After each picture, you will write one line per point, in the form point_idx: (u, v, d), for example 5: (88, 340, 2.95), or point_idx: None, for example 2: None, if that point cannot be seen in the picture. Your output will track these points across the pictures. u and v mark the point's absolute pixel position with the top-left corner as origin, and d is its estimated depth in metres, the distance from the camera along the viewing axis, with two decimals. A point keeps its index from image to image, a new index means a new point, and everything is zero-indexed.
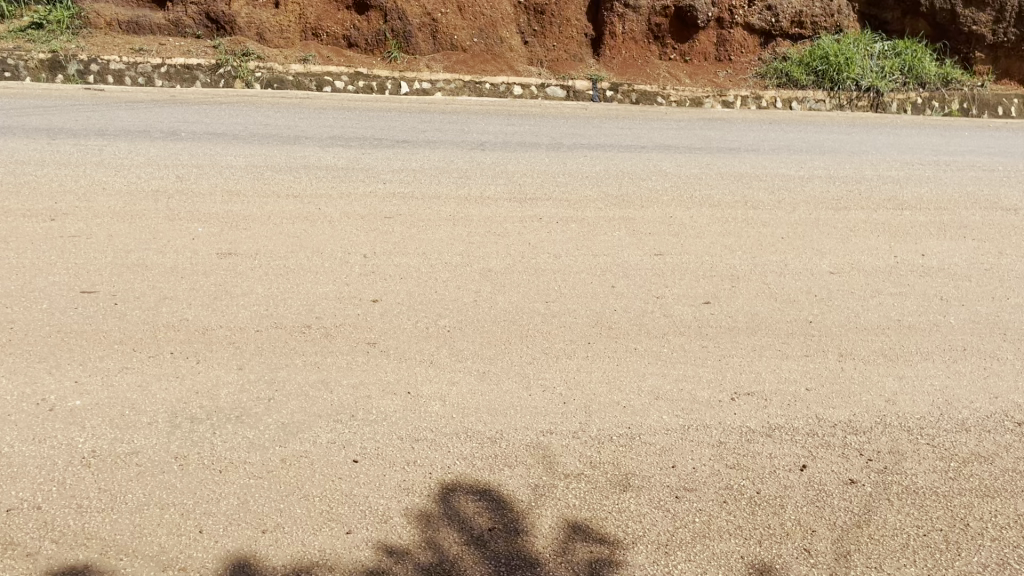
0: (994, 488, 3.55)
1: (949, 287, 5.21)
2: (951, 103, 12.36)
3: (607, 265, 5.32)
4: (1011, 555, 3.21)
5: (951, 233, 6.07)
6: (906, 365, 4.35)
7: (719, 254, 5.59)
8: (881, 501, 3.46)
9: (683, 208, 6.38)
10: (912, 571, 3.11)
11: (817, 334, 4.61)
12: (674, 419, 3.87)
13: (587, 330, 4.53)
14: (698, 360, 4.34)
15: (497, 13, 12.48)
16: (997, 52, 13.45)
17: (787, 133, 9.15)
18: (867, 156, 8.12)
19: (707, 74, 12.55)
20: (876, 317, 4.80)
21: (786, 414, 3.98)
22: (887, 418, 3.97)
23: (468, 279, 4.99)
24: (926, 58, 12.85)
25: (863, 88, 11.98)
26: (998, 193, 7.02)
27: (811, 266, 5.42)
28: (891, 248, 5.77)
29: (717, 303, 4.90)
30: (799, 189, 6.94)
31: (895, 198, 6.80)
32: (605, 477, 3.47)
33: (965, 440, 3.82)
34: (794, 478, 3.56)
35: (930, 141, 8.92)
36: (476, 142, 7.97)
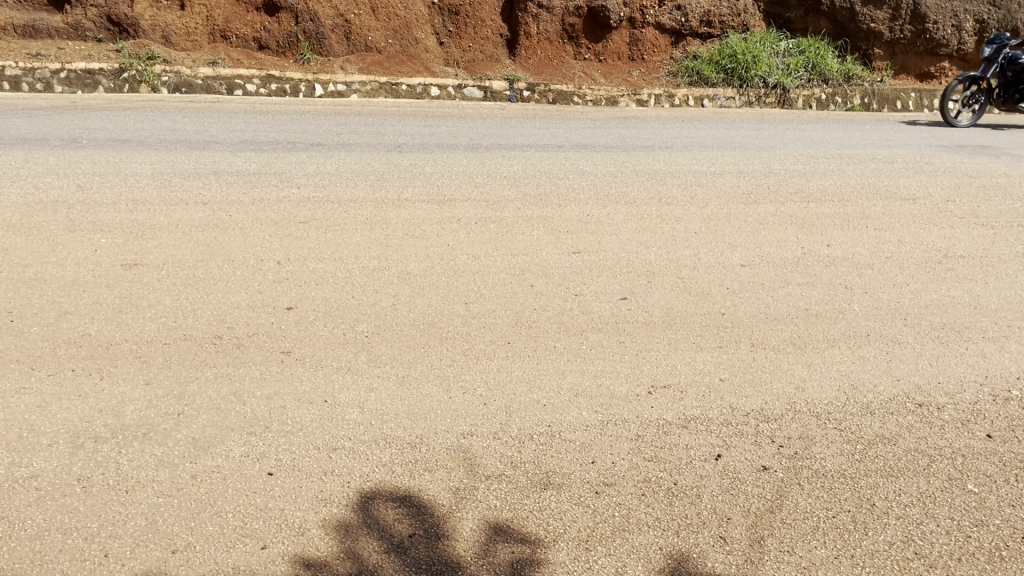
0: (897, 467, 3.58)
1: (853, 275, 5.43)
2: (853, 98, 12.67)
3: (525, 265, 5.39)
4: (916, 532, 3.23)
5: (855, 224, 6.30)
6: (814, 352, 4.49)
7: (635, 250, 5.72)
8: (792, 486, 3.46)
9: (600, 206, 6.49)
10: (823, 553, 3.11)
11: (729, 325, 4.75)
12: (594, 415, 3.87)
13: (506, 330, 4.58)
14: (616, 355, 4.41)
15: (412, 14, 12.50)
16: (895, 48, 13.84)
17: (699, 129, 9.34)
18: (775, 151, 8.33)
19: (621, 73, 12.77)
20: (785, 307, 4.98)
21: (701, 404, 4.01)
22: (798, 404, 4.02)
23: (386, 283, 5.01)
24: (829, 55, 13.18)
25: (770, 85, 12.31)
26: (898, 183, 7.27)
27: (724, 260, 5.61)
28: (798, 240, 5.98)
29: (633, 299, 5.02)
30: (711, 184, 7.14)
31: (801, 190, 7.03)
32: (526, 476, 3.44)
33: (870, 423, 3.88)
34: (710, 468, 3.55)
35: (833, 136, 9.17)
36: (393, 144, 8.00)
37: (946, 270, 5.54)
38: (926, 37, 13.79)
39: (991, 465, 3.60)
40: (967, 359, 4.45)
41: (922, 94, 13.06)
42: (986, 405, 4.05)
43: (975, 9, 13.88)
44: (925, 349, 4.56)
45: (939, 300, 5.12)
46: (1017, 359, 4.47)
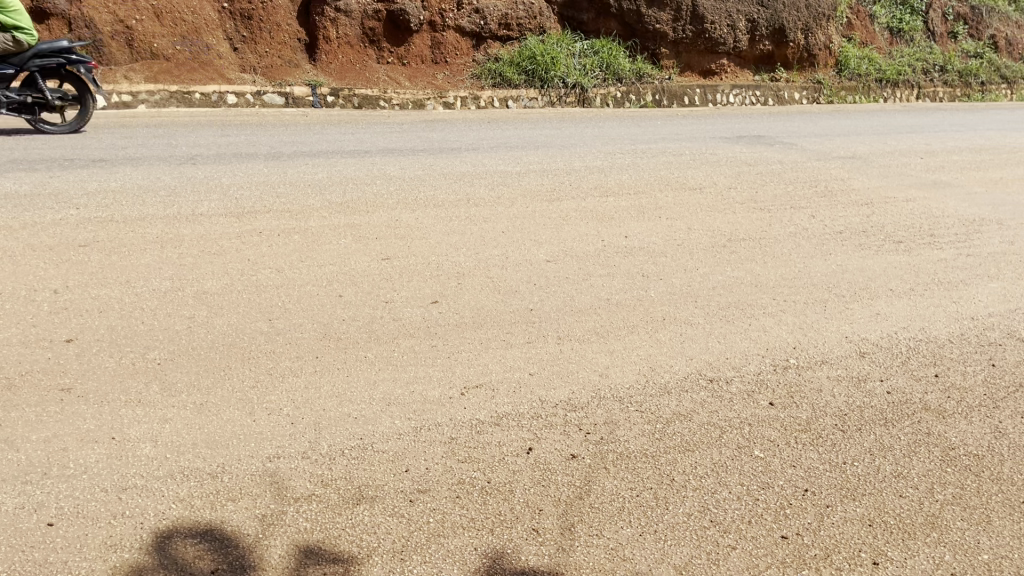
0: (693, 442, 3.79)
1: (649, 264, 5.73)
2: (645, 95, 13.42)
3: (333, 275, 5.24)
4: (712, 501, 3.42)
5: (649, 215, 6.66)
6: (615, 339, 4.70)
7: (445, 253, 5.72)
8: (598, 471, 3.57)
9: (408, 211, 6.45)
10: (629, 532, 3.23)
11: (536, 321, 4.86)
12: (406, 422, 3.81)
13: (313, 345, 4.42)
14: (429, 360, 4.36)
15: (200, 19, 11.91)
16: (679, 47, 14.56)
17: (504, 130, 9.52)
18: (576, 149, 8.62)
19: (426, 76, 12.84)
20: (588, 299, 5.16)
21: (511, 401, 4.06)
22: (602, 391, 4.18)
23: (180, 305, 4.73)
24: (621, 55, 13.80)
25: (569, 85, 12.80)
26: (686, 175, 7.74)
27: (530, 257, 5.75)
28: (598, 232, 6.25)
29: (444, 302, 5.01)
30: (516, 183, 7.30)
31: (601, 185, 7.34)
32: (338, 493, 3.34)
33: (667, 402, 4.10)
34: (521, 462, 3.60)
35: (628, 132, 9.65)
36: (186, 156, 7.55)
37: (729, 253, 5.98)
38: (706, 36, 14.65)
39: (774, 430, 3.89)
40: (750, 334, 4.81)
41: (706, 90, 13.99)
42: (767, 374, 4.39)
43: (746, 10, 15.02)
44: (715, 327, 4.88)
45: (725, 281, 5.51)
46: (792, 330, 4.88)
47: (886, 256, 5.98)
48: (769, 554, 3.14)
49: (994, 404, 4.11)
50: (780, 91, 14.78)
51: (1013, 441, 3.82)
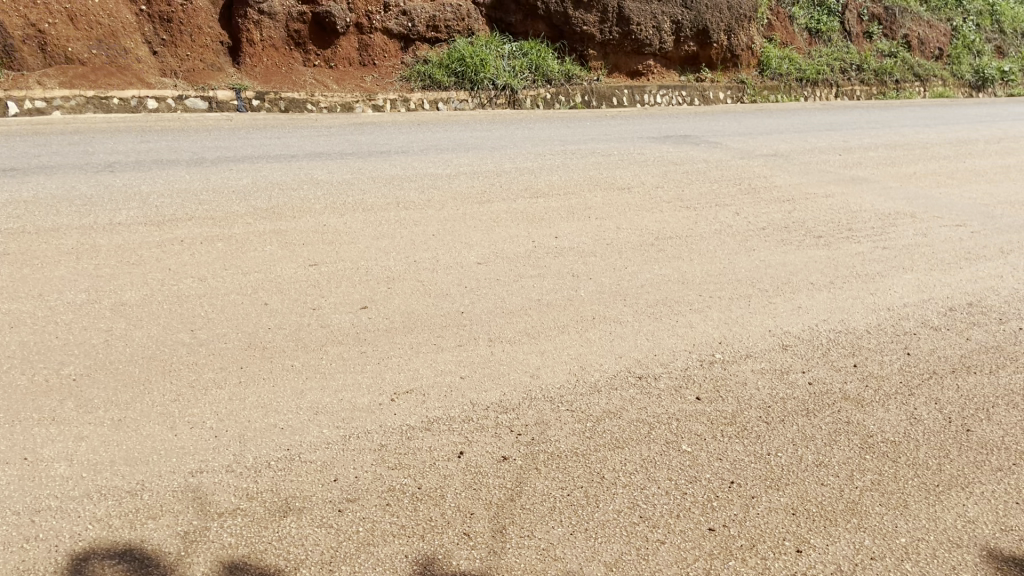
0: (622, 439, 3.82)
1: (579, 264, 5.77)
2: (575, 96, 13.53)
3: (258, 283, 5.13)
4: (641, 497, 3.45)
5: (579, 215, 6.72)
6: (546, 339, 4.71)
7: (374, 257, 5.65)
8: (530, 472, 3.56)
9: (336, 215, 6.36)
10: (560, 532, 3.22)
11: (468, 323, 4.82)
12: (335, 431, 3.75)
13: (238, 355, 4.32)
14: (358, 367, 4.29)
15: (117, 22, 11.57)
16: (607, 49, 14.69)
17: (435, 133, 9.47)
18: (506, 150, 8.64)
19: (354, 79, 12.70)
20: (519, 300, 5.16)
21: (443, 404, 4.01)
22: (533, 392, 4.17)
23: (97, 317, 4.57)
24: (549, 56, 13.90)
25: (498, 87, 12.85)
26: (615, 175, 7.83)
27: (461, 259, 5.72)
28: (528, 233, 6.27)
29: (373, 306, 4.94)
30: (447, 186, 7.26)
31: (531, 187, 7.36)
32: (264, 506, 3.26)
33: (598, 401, 4.13)
34: (452, 466, 3.56)
35: (557, 133, 9.71)
36: (104, 164, 7.31)
37: (657, 251, 6.07)
38: (632, 38, 14.81)
39: (701, 425, 3.95)
40: (677, 331, 4.89)
41: (634, 91, 14.18)
42: (695, 369, 4.47)
43: (671, 11, 15.21)
44: (643, 325, 4.94)
45: (653, 279, 5.58)
46: (718, 325, 4.97)
47: (807, 251, 6.15)
48: (697, 547, 3.18)
49: (909, 392, 4.26)
50: (705, 91, 15.09)
51: (927, 427, 3.96)
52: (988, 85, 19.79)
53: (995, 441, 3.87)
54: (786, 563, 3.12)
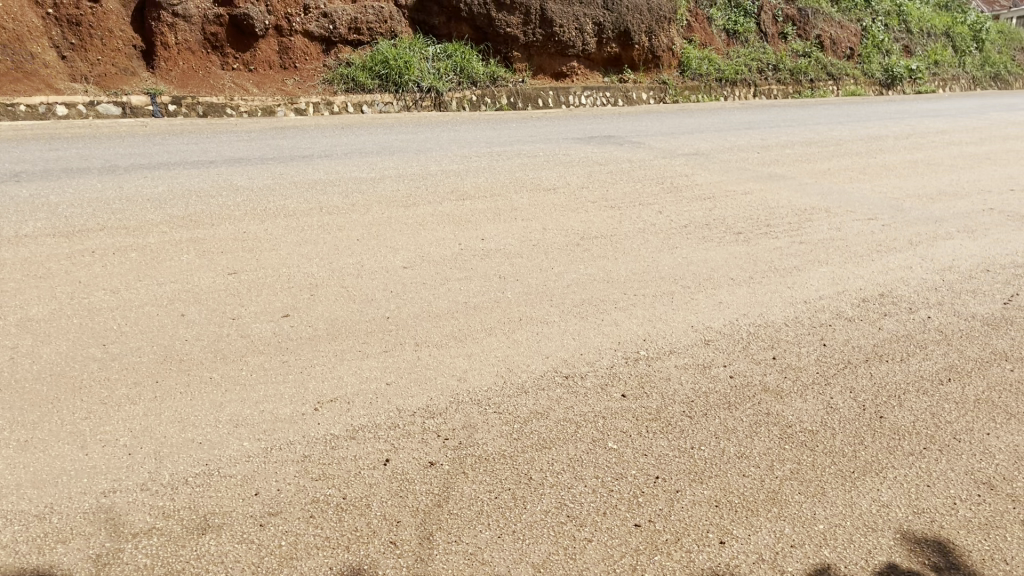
0: (549, 439, 3.82)
1: (505, 265, 5.76)
2: (500, 98, 13.56)
3: (175, 294, 4.97)
4: (568, 496, 3.44)
5: (505, 217, 6.71)
6: (473, 342, 4.67)
7: (296, 264, 5.54)
8: (457, 476, 3.51)
9: (257, 221, 6.22)
10: (488, 536, 3.18)
11: (393, 328, 4.75)
12: (256, 444, 3.65)
13: (154, 369, 4.18)
14: (279, 377, 4.19)
15: (22, 26, 11.06)
16: (530, 51, 14.77)
17: (358, 136, 9.35)
18: (431, 153, 8.59)
19: (275, 82, 12.46)
20: (445, 303, 5.12)
21: (368, 412, 3.94)
22: (460, 395, 4.12)
23: (2, 334, 4.36)
24: (473, 58, 13.91)
25: (423, 89, 12.80)
26: (540, 176, 7.87)
27: (386, 264, 5.65)
28: (454, 236, 6.24)
29: (296, 314, 4.84)
30: (371, 190, 7.17)
31: (457, 189, 7.32)
32: (181, 524, 3.16)
33: (525, 402, 4.12)
34: (378, 475, 3.49)
35: (483, 135, 9.70)
36: (9, 173, 6.99)
37: (583, 251, 6.11)
38: (556, 39, 14.89)
39: (627, 422, 3.99)
40: (603, 329, 4.93)
41: (559, 92, 14.29)
42: (620, 367, 4.51)
43: (592, 13, 15.35)
44: (569, 325, 4.97)
45: (578, 279, 5.62)
46: (642, 323, 5.04)
47: (728, 247, 6.28)
48: (623, 544, 3.19)
49: (825, 381, 4.39)
50: (628, 92, 15.31)
51: (843, 416, 4.08)
52: (897, 83, 20.63)
53: (907, 426, 4.00)
54: (711, 555, 3.15)
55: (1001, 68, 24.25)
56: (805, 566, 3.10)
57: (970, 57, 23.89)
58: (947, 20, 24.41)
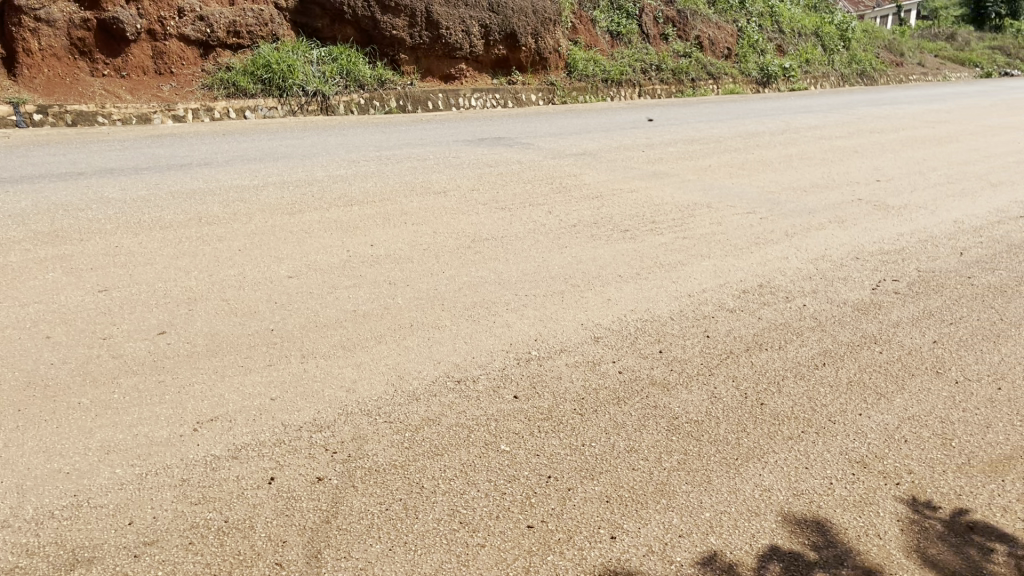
0: (441, 446, 3.77)
1: (395, 271, 5.68)
2: (389, 101, 13.44)
3: (39, 315, 4.67)
4: (461, 502, 3.39)
5: (394, 221, 6.63)
6: (363, 351, 4.58)
7: (173, 278, 5.30)
8: (346, 490, 3.41)
9: (131, 235, 5.93)
10: (378, 549, 3.10)
11: (278, 341, 4.60)
12: (130, 470, 3.47)
13: (15, 396, 3.90)
14: (155, 398, 3.99)
15: None
16: (417, 53, 14.67)
17: (240, 143, 9.05)
18: (318, 158, 8.40)
19: (150, 88, 11.93)
20: (333, 312, 5.00)
21: (251, 430, 3.80)
22: (349, 407, 4.03)
23: None
24: (360, 61, 13.70)
25: (309, 93, 12.56)
26: (430, 179, 7.82)
27: (270, 274, 5.47)
28: (341, 242, 6.11)
29: (173, 331, 4.63)
30: (254, 198, 6.94)
31: (343, 195, 7.17)
32: (47, 562, 2.95)
33: (416, 409, 4.06)
34: (263, 494, 3.37)
35: (371, 139, 9.56)
36: None
37: (474, 253, 6.10)
38: (443, 41, 14.84)
39: (519, 423, 3.99)
40: (494, 331, 4.92)
41: (448, 95, 14.25)
42: (511, 368, 4.51)
43: (478, 15, 15.35)
44: (461, 328, 4.94)
45: (469, 281, 5.60)
46: (533, 323, 5.06)
47: (616, 244, 6.39)
48: (517, 546, 3.16)
49: (709, 372, 4.52)
50: (518, 93, 15.43)
51: (726, 404, 4.20)
52: (772, 82, 21.57)
53: (786, 411, 4.16)
54: (602, 551, 3.17)
55: (865, 65, 25.68)
56: (692, 555, 3.16)
57: (838, 55, 25.20)
58: (815, 20, 25.67)
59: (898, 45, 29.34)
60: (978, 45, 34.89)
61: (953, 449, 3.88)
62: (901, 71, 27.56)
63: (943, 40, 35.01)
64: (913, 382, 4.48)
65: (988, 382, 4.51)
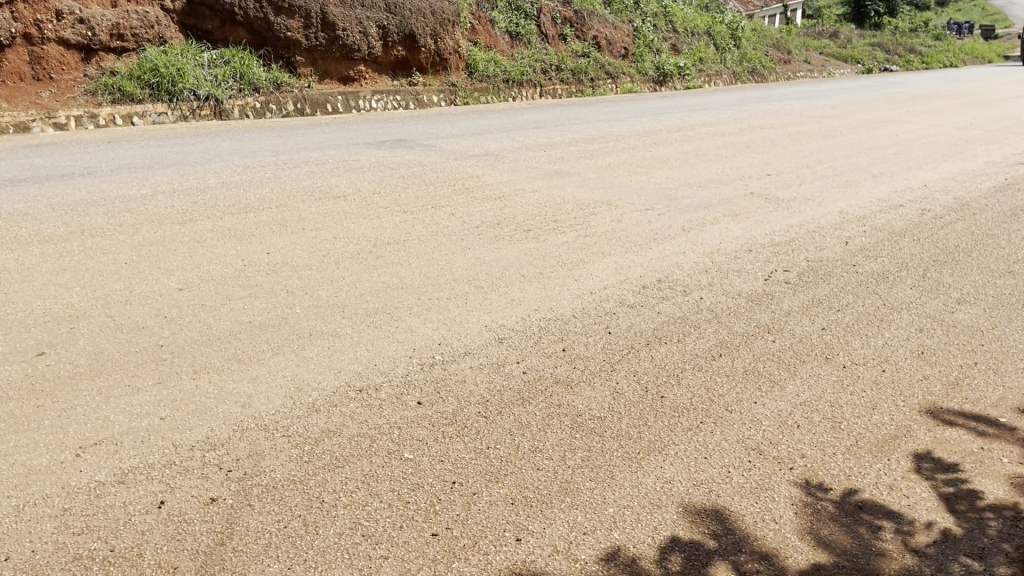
0: (342, 458, 3.68)
1: (293, 279, 5.53)
2: (286, 105, 13.16)
3: None
4: (364, 514, 3.32)
5: (292, 228, 6.46)
6: (259, 363, 4.43)
7: (54, 295, 5.03)
8: (241, 510, 3.29)
9: (6, 251, 5.59)
10: (276, 569, 2.99)
11: (168, 357, 4.41)
12: (6, 502, 3.25)
13: None
14: (33, 424, 3.76)
15: None
16: (314, 55, 14.39)
17: (127, 150, 8.67)
18: (211, 165, 8.12)
19: (27, 95, 11.29)
20: (228, 324, 4.83)
21: (139, 452, 3.62)
22: (244, 422, 3.89)
23: None
24: (254, 63, 13.35)
25: (201, 97, 12.21)
26: (330, 184, 7.66)
27: (159, 287, 5.25)
28: (236, 252, 5.91)
29: (53, 351, 4.38)
30: (142, 208, 6.65)
31: (238, 202, 6.94)
32: None
33: (315, 421, 3.95)
34: (152, 520, 3.21)
35: (267, 143, 9.31)
36: None
37: (375, 258, 6.00)
38: (340, 43, 14.59)
39: (422, 429, 3.94)
40: (396, 337, 4.85)
41: (347, 97, 14.02)
42: (415, 374, 4.45)
43: (375, 16, 15.17)
44: (362, 335, 4.84)
45: (371, 287, 5.50)
46: (436, 327, 5.01)
47: (518, 244, 6.41)
48: (421, 556, 3.11)
49: (611, 368, 4.57)
50: (419, 95, 15.31)
51: (628, 399, 4.26)
52: (668, 80, 22.07)
53: (685, 403, 4.24)
54: (508, 554, 3.15)
55: (756, 62, 26.58)
56: (597, 552, 3.18)
57: (730, 53, 26.03)
58: (707, 20, 26.45)
59: (786, 43, 30.52)
60: (858, 43, 36.61)
61: (842, 432, 4.04)
62: (789, 68, 28.69)
63: (826, 37, 36.60)
64: (804, 368, 4.65)
65: (873, 365, 4.72)
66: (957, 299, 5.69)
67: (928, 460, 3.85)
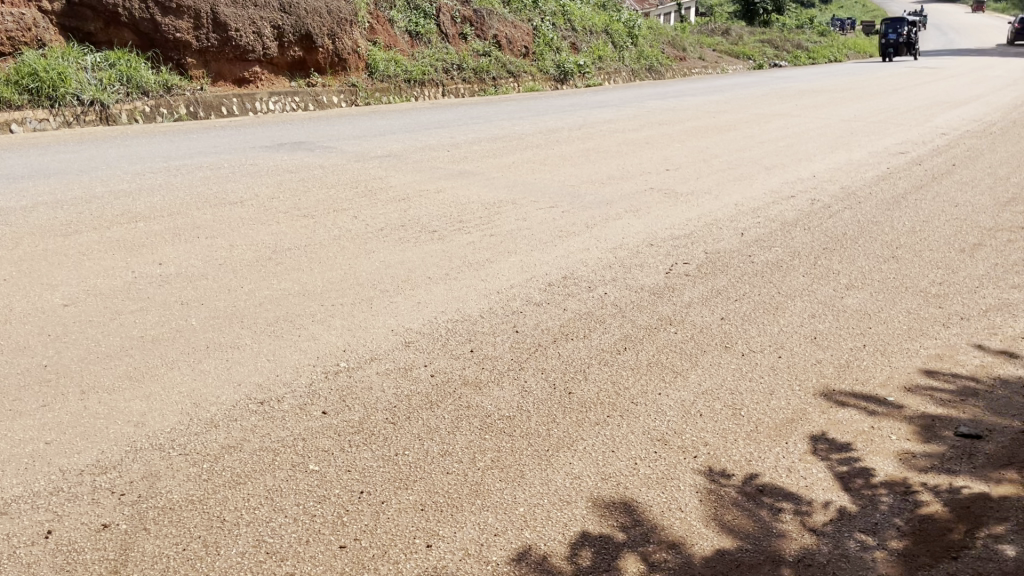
0: (243, 473, 3.56)
1: (188, 290, 5.33)
2: (178, 108, 12.69)
3: None
4: (267, 531, 3.22)
5: (186, 236, 6.23)
6: (154, 380, 4.24)
7: None
8: (136, 535, 3.14)
9: None
10: None
11: (54, 378, 4.18)
12: None
13: None
14: None
15: None
16: (206, 56, 13.93)
17: (4, 160, 8.19)
18: (97, 173, 7.75)
19: None
20: (118, 340, 4.61)
21: (22, 480, 3.42)
22: (138, 442, 3.72)
23: None
24: (142, 66, 12.83)
25: (85, 102, 11.65)
26: (225, 189, 7.42)
27: (42, 303, 4.97)
28: (126, 263, 5.65)
29: None
30: (21, 220, 6.28)
31: (127, 211, 6.64)
32: None
33: (215, 437, 3.81)
34: (38, 551, 3.04)
35: (158, 149, 8.95)
36: None
37: (274, 265, 5.84)
38: (233, 44, 14.16)
39: (328, 439, 3.85)
40: (299, 346, 4.73)
41: (243, 99, 13.61)
42: (319, 382, 4.35)
43: (269, 16, 14.82)
44: (262, 346, 4.70)
45: (271, 295, 5.35)
46: (341, 333, 4.91)
47: (423, 246, 6.35)
48: (328, 569, 3.04)
49: (518, 367, 4.58)
50: (319, 96, 15.00)
51: (536, 397, 4.28)
52: (569, 78, 22.31)
53: (592, 398, 4.29)
54: (418, 561, 3.11)
55: (653, 60, 27.16)
56: (508, 552, 3.18)
57: (627, 51, 26.51)
58: (605, 19, 26.86)
59: (681, 41, 31.30)
60: (749, 39, 37.87)
61: (742, 419, 4.16)
62: (685, 65, 29.43)
63: (719, 35, 37.73)
64: (706, 358, 4.77)
65: (770, 352, 4.88)
66: (846, 285, 5.95)
67: (823, 441, 4.01)
